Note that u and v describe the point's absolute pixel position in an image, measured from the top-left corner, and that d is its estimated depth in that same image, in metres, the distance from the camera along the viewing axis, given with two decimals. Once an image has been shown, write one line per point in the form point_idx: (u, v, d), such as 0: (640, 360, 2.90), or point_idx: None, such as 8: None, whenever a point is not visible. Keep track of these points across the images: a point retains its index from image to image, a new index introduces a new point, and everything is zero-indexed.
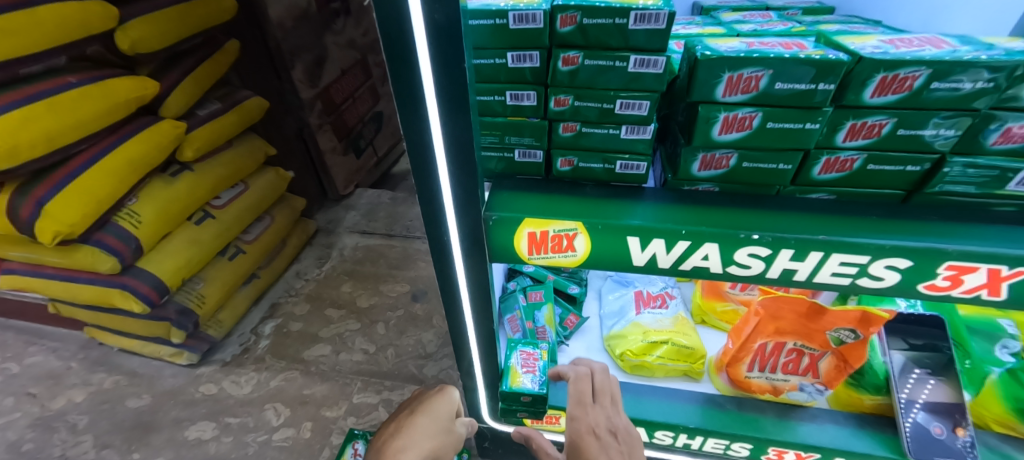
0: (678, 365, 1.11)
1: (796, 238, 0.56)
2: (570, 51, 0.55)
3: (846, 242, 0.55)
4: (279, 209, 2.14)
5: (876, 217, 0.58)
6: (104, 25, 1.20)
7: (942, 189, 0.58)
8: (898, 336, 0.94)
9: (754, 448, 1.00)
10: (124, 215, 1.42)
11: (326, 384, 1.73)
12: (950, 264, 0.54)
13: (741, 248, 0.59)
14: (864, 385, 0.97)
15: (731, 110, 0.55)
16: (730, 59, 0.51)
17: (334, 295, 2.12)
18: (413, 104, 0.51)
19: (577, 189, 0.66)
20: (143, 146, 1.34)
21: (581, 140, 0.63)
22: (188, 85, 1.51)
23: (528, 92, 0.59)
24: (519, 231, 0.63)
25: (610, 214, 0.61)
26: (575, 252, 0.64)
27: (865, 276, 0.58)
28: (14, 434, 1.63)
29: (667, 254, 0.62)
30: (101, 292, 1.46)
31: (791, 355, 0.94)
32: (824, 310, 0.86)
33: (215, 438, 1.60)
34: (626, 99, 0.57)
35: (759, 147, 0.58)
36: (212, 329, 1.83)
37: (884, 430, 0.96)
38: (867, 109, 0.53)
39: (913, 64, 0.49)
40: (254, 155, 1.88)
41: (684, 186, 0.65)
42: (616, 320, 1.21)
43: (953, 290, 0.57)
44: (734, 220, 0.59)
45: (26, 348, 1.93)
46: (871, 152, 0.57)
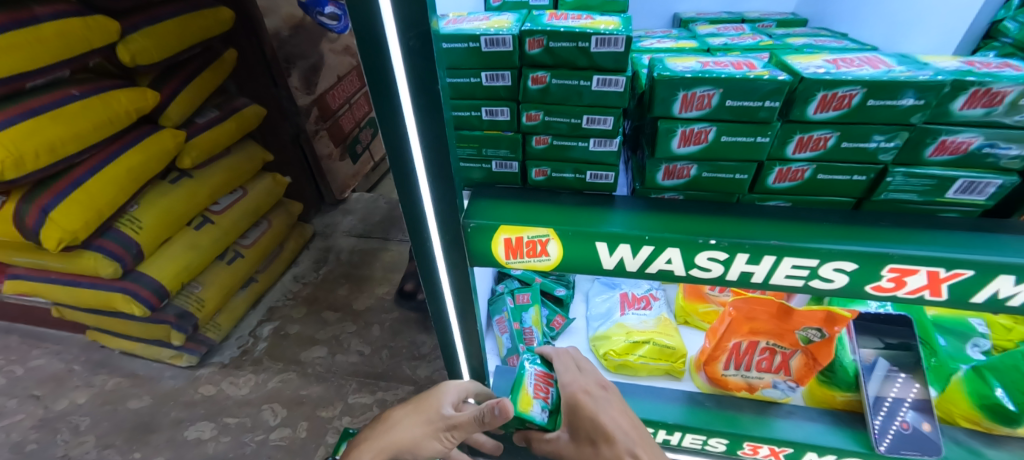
0: (659, 364, 1.15)
1: (751, 242, 0.61)
2: (539, 70, 0.59)
3: (796, 246, 0.59)
4: (277, 214, 2.19)
5: (829, 223, 0.62)
6: (105, 40, 1.25)
7: (888, 196, 0.62)
8: (873, 335, 0.98)
9: (730, 443, 1.01)
10: (125, 221, 1.46)
11: (322, 385, 1.77)
12: (892, 266, 0.59)
13: (700, 252, 0.63)
14: (835, 383, 1.01)
15: (688, 125, 0.59)
16: (683, 78, 0.56)
17: (330, 298, 2.16)
18: (392, 117, 0.56)
19: (552, 196, 0.70)
20: (143, 155, 1.39)
21: (552, 151, 0.67)
22: (187, 95, 1.56)
23: (502, 107, 0.64)
24: (495, 237, 0.67)
25: (580, 221, 0.66)
26: (548, 256, 0.68)
27: (816, 277, 0.62)
28: (17, 435, 1.67)
29: (633, 258, 0.66)
30: (103, 296, 1.51)
31: (764, 353, 0.99)
32: (792, 310, 0.92)
33: (214, 438, 1.63)
34: (591, 115, 0.62)
35: (716, 157, 0.62)
36: (210, 332, 1.87)
37: (855, 426, 0.98)
38: (811, 124, 0.57)
39: (850, 83, 0.53)
40: (253, 162, 1.93)
41: (652, 194, 0.69)
42: (601, 321, 1.26)
43: (899, 291, 0.61)
44: (695, 226, 0.63)
45: (29, 352, 1.97)
46: (820, 163, 0.61)
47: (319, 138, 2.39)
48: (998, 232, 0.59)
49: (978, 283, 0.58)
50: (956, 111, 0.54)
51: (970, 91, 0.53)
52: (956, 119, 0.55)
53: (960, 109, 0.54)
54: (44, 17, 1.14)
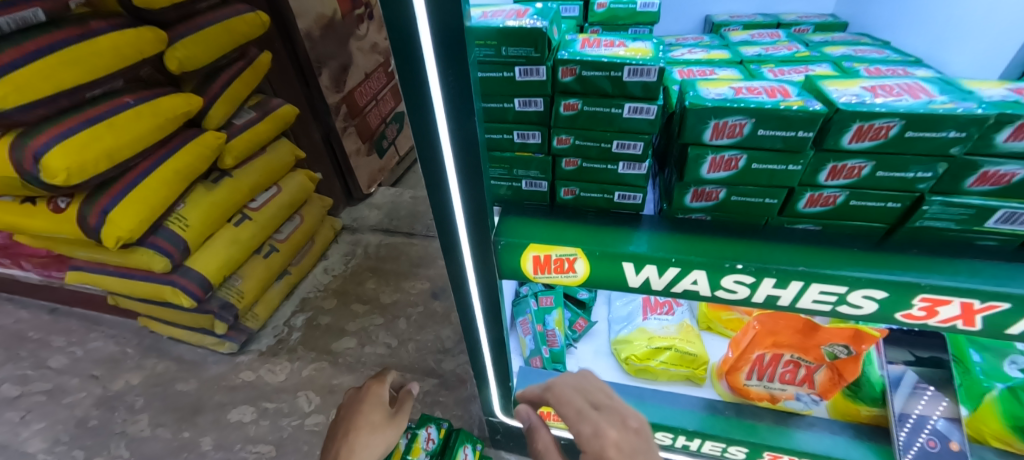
0: (680, 370, 1.19)
1: (778, 268, 0.61)
2: (571, 98, 0.60)
3: (825, 273, 0.60)
4: (310, 208, 2.27)
5: (857, 249, 0.63)
6: (155, 49, 1.32)
7: (923, 224, 0.61)
8: (903, 348, 1.00)
9: (750, 452, 1.04)
10: (173, 219, 1.55)
11: (353, 375, 1.86)
12: (924, 296, 0.59)
13: (727, 275, 0.64)
14: (861, 397, 1.01)
15: (718, 152, 0.59)
16: (716, 108, 0.55)
17: (359, 291, 2.24)
18: (430, 151, 0.60)
19: (577, 216, 0.73)
20: (189, 157, 1.47)
21: (582, 172, 0.68)
22: (226, 97, 1.62)
23: (533, 132, 0.65)
24: (525, 254, 0.71)
25: (607, 242, 0.68)
26: (575, 273, 0.71)
27: (845, 303, 0.62)
28: (81, 411, 1.88)
29: (659, 277, 0.67)
30: (155, 288, 1.62)
31: (789, 366, 0.98)
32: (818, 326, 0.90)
33: (255, 421, 1.76)
34: (623, 141, 0.63)
35: (746, 183, 0.62)
36: (249, 322, 1.99)
37: (878, 440, 0.99)
38: (845, 153, 0.57)
39: (886, 116, 0.52)
40: (287, 159, 1.99)
41: (679, 214, 0.70)
42: (623, 325, 1.31)
43: (930, 320, 0.61)
44: (724, 250, 0.65)
45: (88, 334, 2.20)
46: (852, 190, 0.60)
47: (347, 135, 2.46)
48: None
49: (1013, 317, 0.58)
50: (999, 143, 0.53)
51: (1015, 125, 0.51)
52: (1000, 150, 0.54)
53: (1004, 141, 0.53)
54: (100, 31, 1.22)
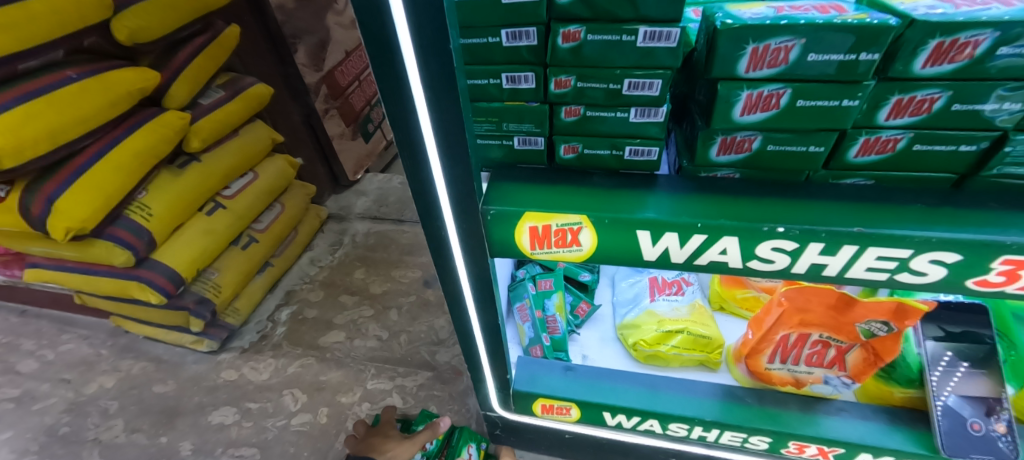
0: (694, 355, 1.09)
1: (829, 231, 0.50)
2: (572, 25, 0.48)
3: (887, 235, 0.49)
4: (292, 196, 2.14)
5: (923, 204, 0.52)
6: (99, 16, 1.18)
7: (1000, 172, 0.51)
8: (932, 322, 0.86)
9: (773, 442, 0.94)
10: (135, 209, 1.42)
11: (341, 371, 1.74)
12: (1006, 258, 0.48)
13: (763, 242, 0.53)
14: (894, 378, 0.92)
15: (755, 87, 0.48)
16: (755, 27, 0.44)
17: (347, 281, 2.12)
18: (399, 98, 0.47)
19: (584, 179, 0.61)
20: (149, 139, 1.34)
21: (586, 124, 0.57)
22: (190, 74, 1.47)
23: (527, 73, 0.53)
24: (520, 225, 0.59)
25: (618, 207, 0.57)
26: (580, 246, 0.60)
27: (905, 271, 0.52)
28: (52, 418, 1.76)
29: (680, 248, 0.56)
30: (120, 284, 1.50)
31: (816, 347, 0.88)
32: (853, 301, 0.78)
33: (237, 423, 1.64)
34: (636, 79, 0.51)
35: (787, 128, 0.51)
36: (229, 318, 1.86)
37: (915, 424, 0.90)
38: (916, 81, 0.46)
39: (976, 26, 0.41)
40: (264, 143, 1.86)
41: (702, 173, 0.59)
42: (629, 307, 1.20)
43: (1008, 286, 0.51)
44: (760, 211, 0.53)
45: (60, 336, 2.07)
46: (917, 131, 0.49)
47: (328, 118, 2.32)
48: None
49: None
50: None
51: None
52: None
53: None
54: None
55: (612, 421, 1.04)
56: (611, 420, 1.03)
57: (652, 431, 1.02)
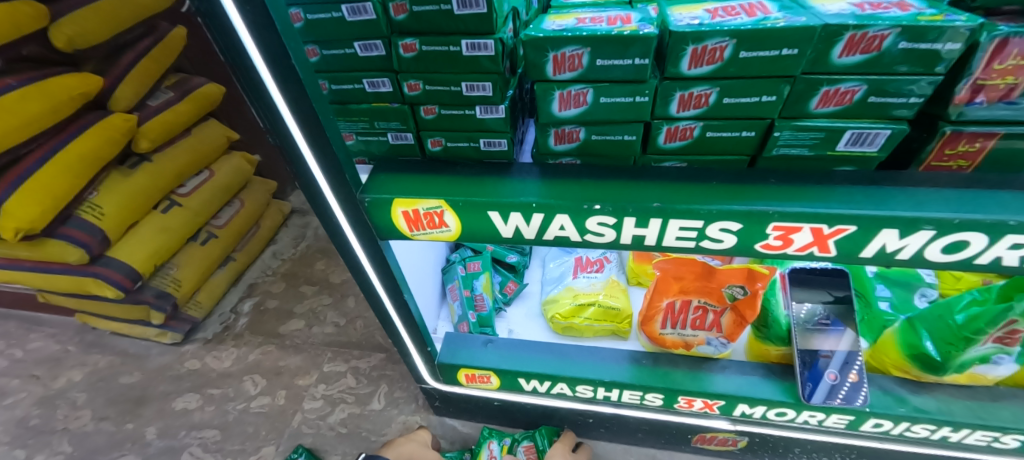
0: (605, 325, 1.19)
1: (635, 206, 0.60)
2: (408, 38, 0.57)
3: (680, 209, 0.59)
4: (251, 193, 2.17)
5: (715, 183, 0.61)
6: (35, 25, 1.23)
7: (778, 152, 0.60)
8: (823, 289, 0.97)
9: (666, 398, 1.06)
10: (86, 208, 1.48)
11: (299, 356, 1.83)
12: (776, 225, 0.58)
13: (589, 217, 0.63)
14: (769, 337, 1.04)
15: (564, 88, 0.57)
16: (551, 38, 0.52)
17: (308, 272, 2.19)
18: (265, 106, 0.58)
19: (448, 167, 0.70)
20: (95, 141, 1.40)
21: (442, 121, 0.65)
22: (134, 77, 1.53)
23: (383, 78, 0.62)
24: (393, 211, 0.69)
25: (472, 191, 0.66)
26: (448, 227, 0.70)
27: (706, 238, 0.62)
28: (21, 411, 1.81)
29: (527, 225, 0.66)
30: (77, 281, 1.57)
31: (697, 311, 1.02)
32: (714, 269, 0.98)
33: (200, 407, 1.73)
34: (470, 82, 0.60)
35: (598, 120, 0.60)
36: (192, 311, 1.93)
37: (785, 377, 1.03)
38: (690, 80, 0.55)
39: (717, 35, 0.50)
40: (218, 142, 1.91)
41: (549, 160, 0.68)
42: (554, 285, 1.30)
43: (788, 249, 0.61)
44: (587, 191, 0.63)
45: (28, 335, 2.10)
46: (705, 121, 0.59)
47: None
48: (890, 185, 0.58)
49: (862, 238, 0.57)
50: (834, 60, 0.51)
51: (846, 38, 0.49)
52: (835, 68, 0.52)
53: (838, 58, 0.51)
54: None
55: (529, 387, 1.15)
56: (526, 385, 1.15)
57: (563, 394, 1.14)
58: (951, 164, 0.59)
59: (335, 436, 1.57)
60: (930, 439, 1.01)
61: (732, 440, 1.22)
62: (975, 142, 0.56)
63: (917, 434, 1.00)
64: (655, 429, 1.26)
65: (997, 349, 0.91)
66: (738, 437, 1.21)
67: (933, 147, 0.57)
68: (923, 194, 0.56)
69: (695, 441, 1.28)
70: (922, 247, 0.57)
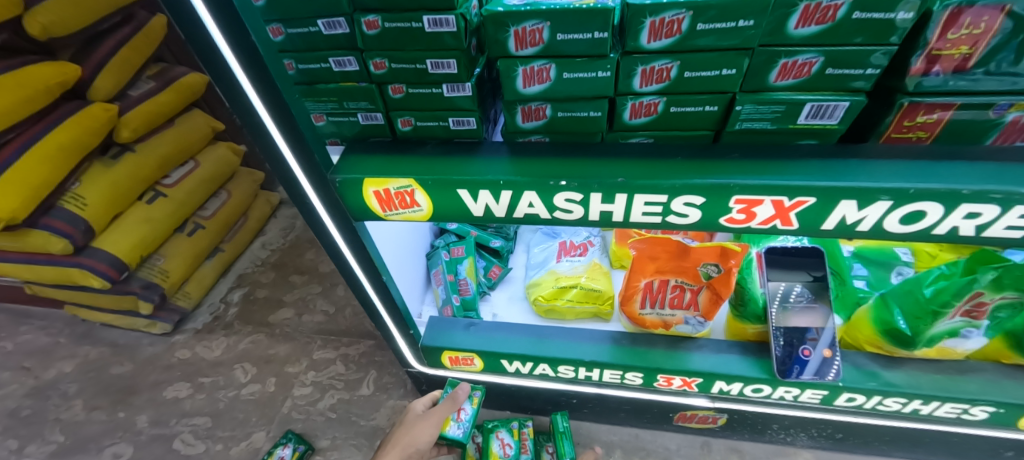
0: (586, 307, 1.20)
1: (600, 182, 0.61)
2: (370, 15, 0.57)
3: (644, 184, 0.60)
4: (238, 184, 2.16)
5: (681, 158, 0.62)
6: (5, 13, 1.22)
7: (741, 127, 0.61)
8: (801, 269, 0.98)
9: (645, 376, 1.08)
10: (69, 199, 1.47)
11: (289, 344, 1.85)
12: (738, 198, 0.59)
13: (556, 194, 0.63)
14: (745, 316, 1.06)
15: (527, 64, 0.57)
16: (510, 13, 0.53)
17: (298, 262, 2.19)
18: (230, 85, 0.59)
19: (417, 147, 0.71)
20: (74, 131, 1.40)
21: (410, 100, 0.66)
22: (113, 66, 1.51)
23: (348, 57, 0.62)
24: (365, 190, 0.69)
25: (441, 169, 0.66)
26: (419, 206, 0.70)
27: (671, 213, 0.63)
28: (13, 402, 1.82)
29: (497, 203, 0.67)
30: (62, 271, 1.57)
31: (675, 291, 1.05)
32: (688, 249, 1.00)
33: (191, 396, 1.74)
34: (435, 59, 0.60)
35: (563, 96, 0.60)
36: (181, 301, 1.93)
37: (762, 354, 1.05)
38: (650, 54, 0.55)
39: (673, 8, 0.50)
40: (203, 132, 1.90)
41: (519, 138, 0.69)
42: (538, 269, 1.30)
43: (752, 222, 0.62)
44: (554, 168, 0.63)
45: (18, 328, 2.09)
46: (668, 95, 0.59)
47: None
48: (851, 158, 0.59)
49: (823, 210, 0.58)
50: (790, 31, 0.51)
51: (801, 10, 0.49)
52: (793, 39, 0.52)
53: (794, 29, 0.51)
54: None
55: (511, 369, 1.18)
56: (509, 367, 1.17)
57: (546, 375, 1.16)
58: (911, 135, 0.59)
59: (325, 421, 1.58)
60: (902, 411, 1.04)
61: (713, 418, 1.27)
62: (933, 114, 0.57)
63: (889, 407, 1.04)
64: (638, 408, 1.28)
65: (964, 323, 0.93)
66: (717, 415, 1.25)
67: (893, 120, 0.58)
68: (882, 166, 0.57)
69: (677, 420, 1.30)
70: (881, 217, 0.58)
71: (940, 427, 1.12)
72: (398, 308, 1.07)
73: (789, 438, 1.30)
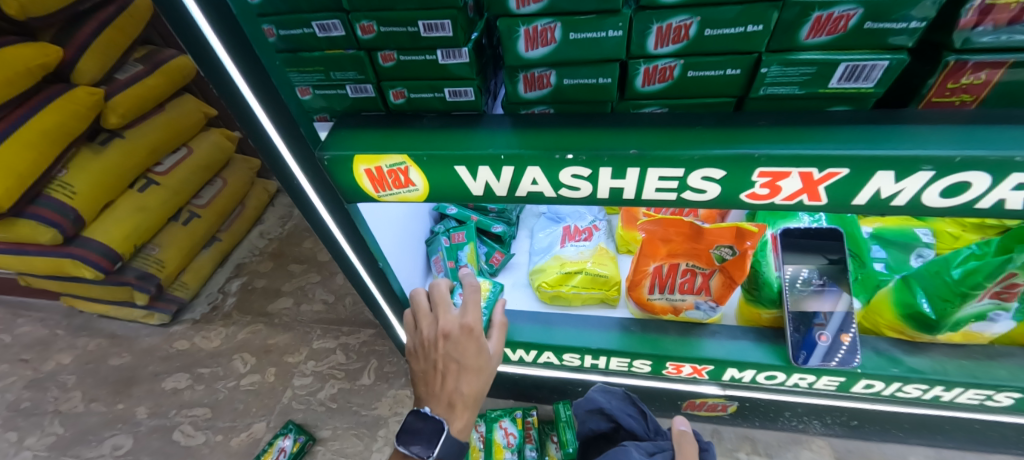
0: (593, 293, 1.15)
1: (610, 154, 0.56)
2: None
3: (658, 156, 0.55)
4: (232, 171, 2.10)
5: (700, 128, 0.56)
6: None
7: (766, 92, 0.55)
8: (817, 252, 0.93)
9: (654, 364, 1.04)
10: (56, 187, 1.43)
11: (288, 334, 1.81)
12: (762, 171, 0.54)
13: (563, 169, 0.58)
14: (761, 301, 1.01)
15: (529, 23, 0.52)
16: None
17: (296, 251, 2.15)
18: (204, 54, 0.54)
19: (413, 121, 0.66)
20: (59, 116, 1.35)
21: (403, 69, 0.61)
22: (97, 48, 1.46)
23: (333, 20, 0.57)
24: (355, 169, 0.65)
25: (438, 144, 0.61)
26: (415, 186, 0.66)
27: (687, 189, 0.58)
28: (12, 395, 1.79)
29: (498, 181, 0.62)
30: (54, 261, 1.54)
31: (686, 275, 1.00)
32: (703, 230, 0.94)
33: (190, 387, 1.71)
34: (428, 21, 0.54)
35: (569, 61, 0.55)
36: (178, 291, 1.90)
37: (777, 340, 1.00)
38: (667, 9, 0.49)
39: None
40: (195, 118, 1.84)
41: (522, 110, 0.63)
42: (542, 255, 1.25)
43: (776, 198, 0.57)
44: (559, 140, 0.58)
45: (15, 320, 2.06)
46: (685, 58, 0.53)
47: None
48: (886, 124, 0.53)
49: (855, 183, 0.53)
50: None
51: None
52: None
53: None
54: None
55: (515, 357, 1.14)
56: (513, 355, 1.13)
57: (550, 363, 1.13)
58: (954, 99, 0.54)
59: (326, 411, 1.55)
60: (922, 398, 1.00)
61: (723, 406, 1.23)
62: (980, 74, 0.51)
63: (909, 394, 0.99)
64: (646, 396, 1.25)
65: (993, 304, 0.88)
66: (728, 402, 1.21)
67: (935, 81, 0.52)
68: (922, 132, 0.52)
69: (686, 408, 1.27)
70: (920, 190, 0.53)
71: (960, 414, 1.08)
72: (397, 296, 1.03)
73: (802, 426, 1.26)
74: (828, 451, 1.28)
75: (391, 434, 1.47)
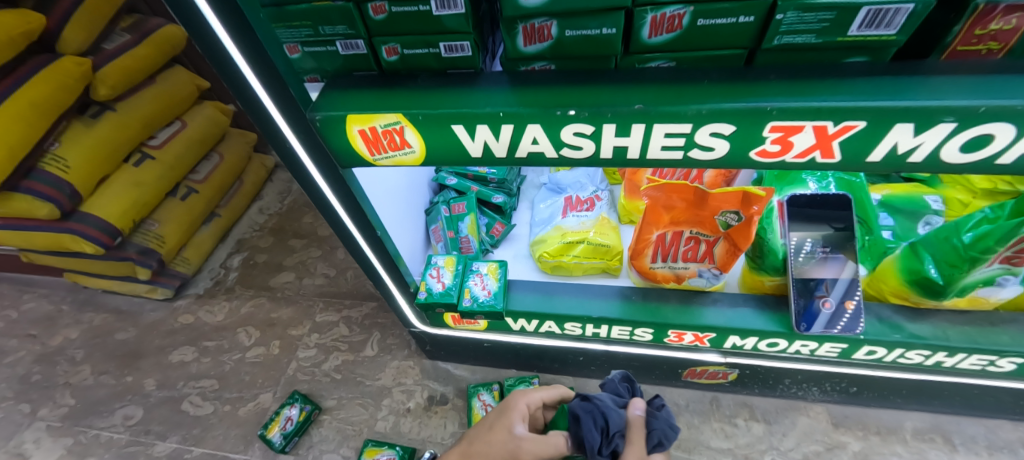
0: (594, 263, 1.13)
1: (613, 108, 0.53)
2: None
3: (665, 111, 0.52)
4: (228, 145, 2.07)
5: (709, 81, 0.54)
6: None
7: (780, 41, 0.52)
8: (822, 221, 0.91)
9: (655, 332, 1.04)
10: (49, 161, 1.41)
11: (291, 307, 1.82)
12: (774, 125, 0.51)
13: (565, 127, 0.56)
14: (764, 268, 0.99)
15: None
16: None
17: (296, 226, 2.14)
18: (183, 6, 0.52)
19: (407, 80, 0.63)
20: (46, 87, 1.32)
21: (395, 22, 0.57)
22: (81, 17, 1.41)
23: None
24: (349, 130, 0.62)
25: (433, 102, 0.59)
26: (411, 147, 0.64)
27: (695, 147, 0.56)
28: (22, 368, 1.81)
29: (497, 141, 0.60)
30: (52, 237, 1.53)
31: (689, 243, 0.99)
32: (708, 195, 0.92)
33: (196, 359, 1.73)
34: None
35: (572, 10, 0.52)
36: (181, 266, 1.90)
37: (780, 308, 0.99)
38: None
39: None
40: (187, 89, 1.80)
41: (521, 67, 0.61)
42: (543, 225, 1.23)
43: (786, 156, 0.55)
44: (558, 96, 0.56)
45: (21, 296, 2.07)
46: (695, 5, 0.50)
47: None
48: (905, 75, 0.50)
49: (871, 138, 0.51)
50: None
51: None
52: None
53: None
54: None
55: (516, 326, 1.14)
56: (515, 325, 1.13)
57: (552, 332, 1.13)
58: (980, 47, 0.50)
59: (331, 382, 1.56)
60: (923, 364, 0.99)
61: (723, 374, 1.23)
62: (1011, 18, 0.47)
63: (910, 360, 0.98)
64: (647, 365, 1.24)
65: (1003, 269, 0.86)
66: (729, 370, 1.21)
67: (961, 28, 0.49)
68: (945, 83, 0.49)
69: (686, 376, 1.27)
70: (939, 145, 0.50)
71: (961, 380, 1.08)
72: (396, 266, 1.03)
73: (800, 392, 1.26)
74: (827, 417, 1.28)
75: (396, 402, 1.48)
